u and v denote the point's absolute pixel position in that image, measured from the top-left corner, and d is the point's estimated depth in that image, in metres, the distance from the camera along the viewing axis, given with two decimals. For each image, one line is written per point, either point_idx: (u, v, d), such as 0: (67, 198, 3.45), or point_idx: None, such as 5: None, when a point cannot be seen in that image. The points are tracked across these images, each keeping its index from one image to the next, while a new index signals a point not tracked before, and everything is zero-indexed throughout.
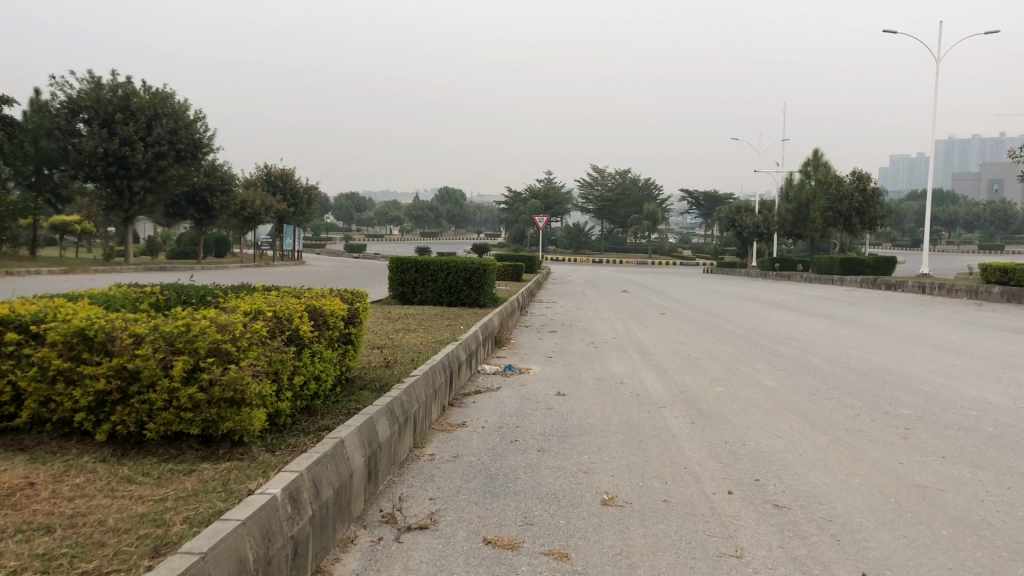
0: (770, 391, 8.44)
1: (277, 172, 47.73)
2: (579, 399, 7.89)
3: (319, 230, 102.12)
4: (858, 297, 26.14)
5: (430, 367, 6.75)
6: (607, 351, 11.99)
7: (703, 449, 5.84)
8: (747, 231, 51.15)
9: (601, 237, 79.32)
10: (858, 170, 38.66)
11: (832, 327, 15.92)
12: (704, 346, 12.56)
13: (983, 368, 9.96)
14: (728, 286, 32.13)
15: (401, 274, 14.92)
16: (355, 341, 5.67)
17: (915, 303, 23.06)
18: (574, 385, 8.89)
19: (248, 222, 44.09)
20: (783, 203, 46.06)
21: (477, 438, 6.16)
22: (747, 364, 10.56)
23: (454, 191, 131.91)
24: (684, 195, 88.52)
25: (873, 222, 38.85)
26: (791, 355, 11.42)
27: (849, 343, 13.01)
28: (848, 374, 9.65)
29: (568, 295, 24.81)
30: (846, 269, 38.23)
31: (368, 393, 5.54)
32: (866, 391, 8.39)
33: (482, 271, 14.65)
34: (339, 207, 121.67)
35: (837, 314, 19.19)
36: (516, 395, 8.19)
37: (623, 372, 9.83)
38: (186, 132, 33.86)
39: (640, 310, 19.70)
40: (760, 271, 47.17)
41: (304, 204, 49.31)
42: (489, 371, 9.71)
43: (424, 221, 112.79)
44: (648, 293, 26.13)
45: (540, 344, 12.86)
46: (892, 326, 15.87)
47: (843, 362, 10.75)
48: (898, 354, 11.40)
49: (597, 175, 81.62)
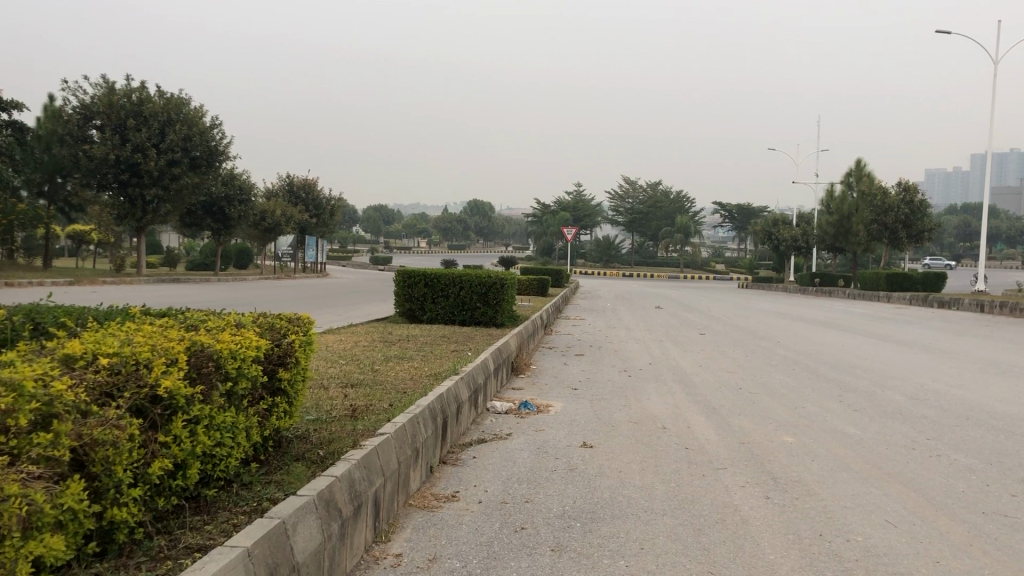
0: (856, 444, 6.60)
1: (299, 182, 46.31)
2: (611, 454, 6.11)
3: (346, 242, 100.63)
4: (913, 316, 24.07)
5: (410, 417, 5.01)
6: (644, 383, 10.17)
7: (793, 550, 4.07)
8: (784, 245, 48.97)
9: (632, 252, 77.42)
10: (905, 181, 36.51)
11: (900, 352, 13.95)
12: (758, 377, 10.67)
13: None
14: (770, 302, 30.08)
15: (409, 289, 13.23)
16: (289, 391, 3.98)
17: (978, 324, 20.97)
18: (603, 430, 7.10)
19: (268, 233, 42.72)
20: (823, 215, 43.82)
21: (469, 524, 4.43)
22: (815, 403, 8.68)
23: (483, 203, 130.22)
24: (717, 208, 86.21)
25: (921, 235, 36.60)
26: (865, 391, 9.51)
27: (929, 374, 11.07)
28: (946, 419, 7.75)
29: (598, 311, 23.03)
30: (893, 286, 35.95)
31: (304, 466, 3.82)
32: (979, 445, 6.53)
33: (499, 286, 12.89)
34: (368, 219, 120.61)
35: (896, 336, 17.22)
36: (531, 447, 6.40)
37: (664, 413, 8.02)
38: (201, 139, 32.37)
39: (677, 329, 17.82)
40: (798, 287, 45.00)
41: (327, 214, 47.87)
42: (500, 409, 7.94)
43: (451, 232, 111.31)
44: (683, 310, 24.23)
45: (564, 372, 11.07)
46: (968, 352, 13.89)
47: (930, 400, 8.83)
48: (995, 391, 9.45)
49: (628, 187, 79.55)
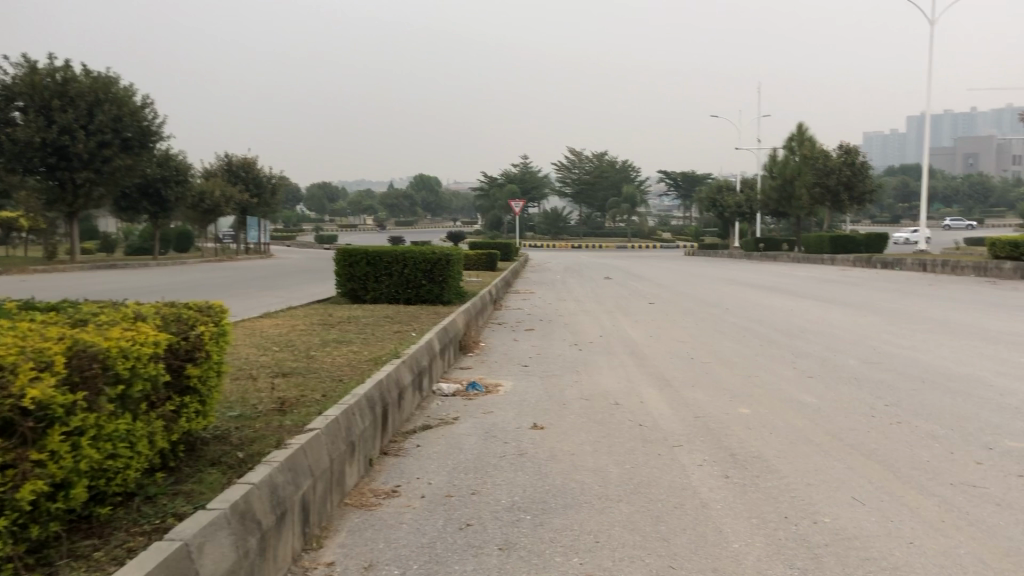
0: (814, 414, 6.38)
1: (238, 161, 45.09)
2: (563, 436, 5.79)
3: (290, 221, 98.85)
4: (858, 278, 24.25)
5: (344, 409, 4.63)
6: (594, 356, 9.89)
7: (758, 535, 3.79)
8: (729, 211, 49.21)
9: (580, 222, 77.34)
10: (846, 144, 36.79)
11: (849, 314, 13.90)
12: (710, 346, 10.47)
13: None
14: (718, 269, 30.12)
15: (350, 268, 12.74)
16: (201, 389, 3.57)
17: (922, 283, 21.17)
18: (554, 410, 6.78)
19: (208, 215, 41.54)
20: (767, 180, 44.06)
21: (410, 523, 4.07)
22: (770, 371, 8.48)
23: (428, 178, 128.94)
24: (662, 176, 86.49)
25: (863, 197, 36.97)
26: (818, 357, 9.34)
27: (880, 336, 10.98)
28: (902, 384, 7.58)
29: (547, 284, 22.73)
30: (837, 248, 36.28)
31: (219, 472, 3.42)
32: (938, 410, 6.36)
33: (445, 262, 12.48)
34: (312, 197, 118.65)
35: (843, 298, 17.24)
36: (479, 431, 6.05)
37: (616, 387, 7.73)
38: (132, 119, 31.14)
39: (627, 299, 17.62)
40: (744, 252, 45.33)
41: (268, 193, 46.72)
42: (446, 391, 7.58)
43: (398, 208, 110.06)
44: (632, 279, 24.08)
45: (513, 348, 10.74)
46: (915, 313, 13.91)
47: (884, 364, 8.69)
48: (947, 352, 9.37)
49: (574, 158, 79.29)
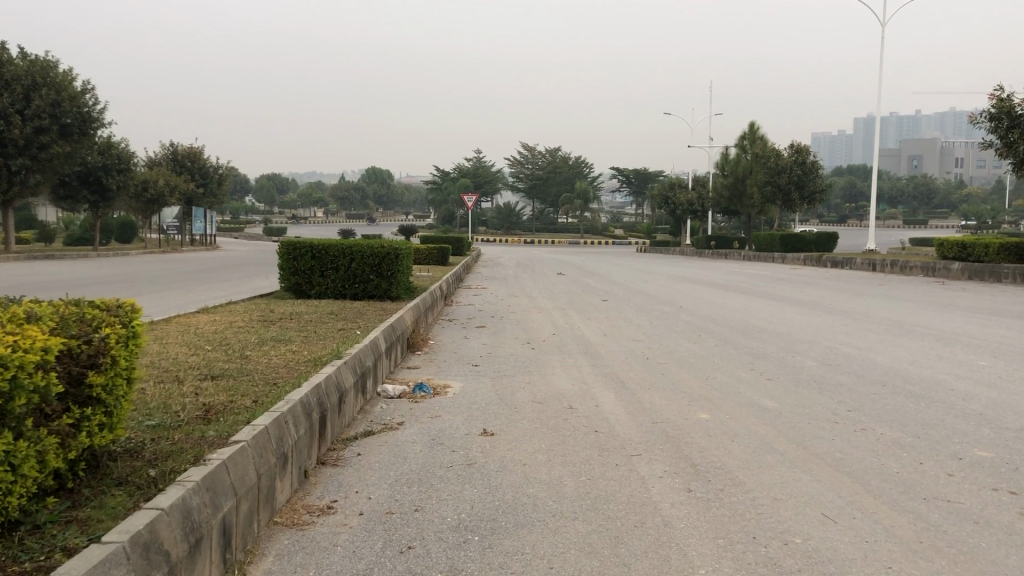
0: (775, 419, 6.12)
1: (183, 150, 43.92)
2: (514, 444, 5.45)
3: (239, 213, 97.11)
4: (808, 276, 24.35)
5: (275, 419, 4.22)
6: (548, 355, 9.57)
7: (725, 558, 3.51)
8: (681, 208, 49.40)
9: (533, 218, 77.16)
10: (797, 143, 37.06)
11: (803, 313, 13.81)
12: (665, 345, 10.23)
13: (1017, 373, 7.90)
14: (670, 266, 30.04)
15: (294, 262, 12.22)
16: (108, 398, 3.16)
17: (871, 282, 21.31)
18: (504, 414, 6.44)
19: (151, 205, 40.39)
20: (718, 177, 44.25)
21: (347, 545, 3.70)
22: (727, 373, 8.25)
23: (380, 170, 127.54)
24: (615, 172, 86.69)
25: (813, 196, 37.28)
26: (775, 358, 9.16)
27: (836, 336, 10.84)
28: (861, 387, 7.40)
29: (499, 279, 22.38)
30: (787, 246, 36.56)
31: (125, 493, 3.02)
32: (901, 416, 6.16)
33: (393, 257, 12.06)
34: (261, 189, 116.74)
35: (796, 297, 17.19)
36: (424, 438, 5.69)
37: (570, 389, 7.42)
38: (72, 104, 30.06)
39: (579, 296, 17.37)
40: (695, 249, 45.52)
41: (215, 184, 45.60)
42: (391, 392, 7.20)
43: (349, 201, 108.75)
44: (584, 275, 23.87)
45: (464, 347, 10.37)
46: (867, 312, 13.89)
47: (843, 366, 8.52)
48: (903, 353, 9.26)
49: (527, 153, 79.05)
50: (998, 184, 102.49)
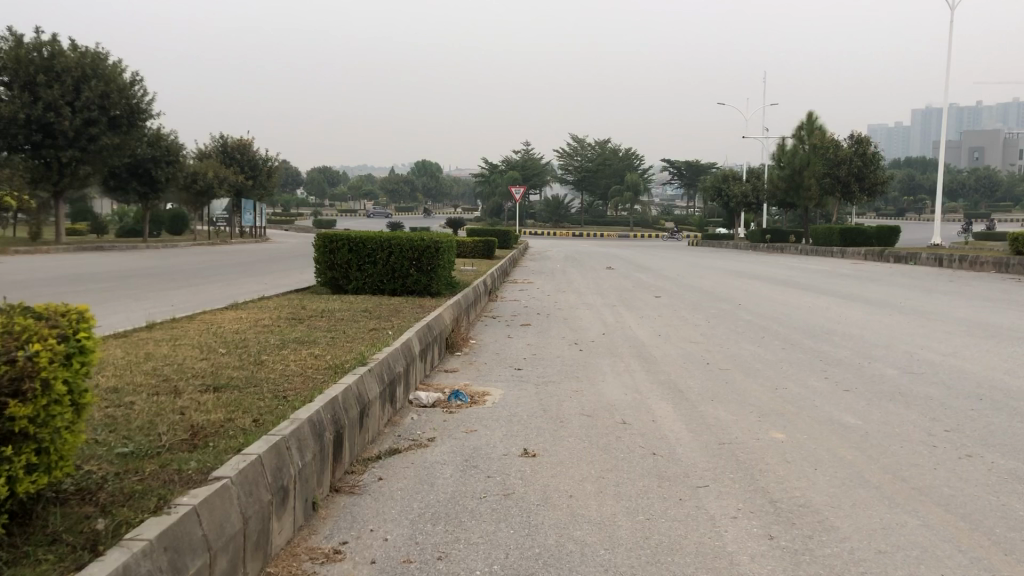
0: (862, 441, 5.29)
1: (232, 142, 43.84)
2: (560, 469, 4.72)
3: (288, 205, 97.62)
4: (872, 272, 23.15)
5: (271, 450, 3.52)
6: (597, 359, 8.81)
7: None
8: (735, 200, 48.06)
9: (582, 211, 76.11)
10: (858, 133, 35.65)
11: (873, 313, 12.81)
12: (726, 348, 9.39)
13: None
14: (724, 260, 28.96)
15: (330, 255, 11.60)
16: (40, 432, 2.48)
17: (939, 279, 20.12)
18: (548, 430, 5.70)
19: (200, 197, 40.35)
20: (774, 169, 42.82)
21: None
22: (799, 382, 7.42)
23: (428, 162, 127.23)
24: (667, 165, 85.20)
25: (874, 188, 35.79)
26: (850, 364, 8.29)
27: (914, 340, 9.88)
28: (955, 400, 6.51)
29: (546, 273, 21.60)
30: (846, 240, 35.15)
31: (53, 557, 2.34)
32: (1011, 440, 5.28)
33: (433, 250, 11.37)
34: (312, 181, 117.42)
35: (862, 295, 16.14)
36: (456, 459, 4.97)
37: (623, 400, 6.65)
38: (120, 96, 29.92)
39: (631, 292, 16.53)
40: (749, 243, 44.19)
41: (263, 176, 45.41)
42: (424, 401, 6.50)
43: (397, 193, 108.67)
44: (634, 270, 22.99)
45: (506, 348, 9.63)
46: (943, 312, 12.84)
47: (929, 375, 7.63)
48: (995, 360, 8.30)
49: (577, 145, 77.98)
50: None
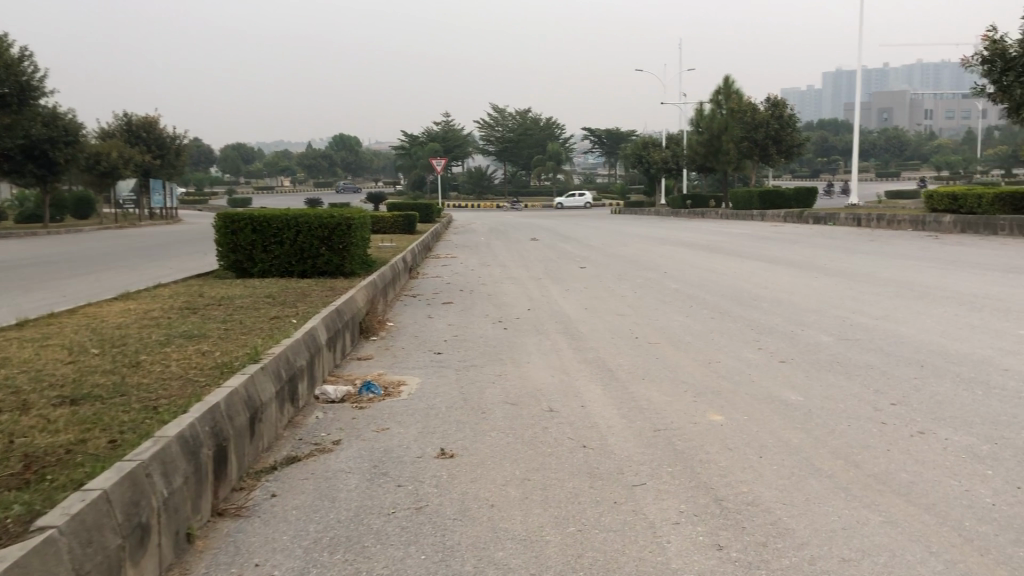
0: (806, 422, 4.88)
1: (137, 120, 41.80)
2: (481, 472, 4.19)
3: (203, 184, 94.35)
4: (792, 234, 23.19)
5: (120, 483, 2.89)
6: (521, 338, 8.31)
7: None
8: (655, 167, 48.07)
9: (505, 181, 75.51)
10: (773, 96, 35.82)
11: (800, 276, 12.60)
12: (655, 321, 8.99)
13: None
14: (647, 228, 28.76)
15: (232, 237, 10.77)
16: None
17: (859, 239, 20.22)
18: (469, 423, 5.16)
19: (104, 178, 38.34)
20: (693, 134, 42.88)
21: None
22: (733, 354, 7.03)
23: (347, 136, 124.70)
24: (587, 133, 85.08)
25: (791, 151, 36.05)
26: (784, 332, 7.95)
27: (844, 303, 9.65)
28: (896, 368, 6.19)
29: (469, 247, 21.00)
30: (766, 203, 35.38)
31: None
32: (961, 411, 4.95)
33: (344, 228, 10.67)
34: (226, 159, 113.88)
35: (786, 258, 16.02)
36: (363, 465, 4.40)
37: (550, 384, 6.16)
38: (9, 72, 27.98)
39: (555, 264, 16.09)
40: (671, 209, 44.27)
41: (173, 155, 43.45)
42: (331, 396, 5.89)
43: (317, 169, 106.10)
44: (559, 240, 22.54)
45: (425, 329, 9.04)
46: (867, 273, 12.72)
47: (865, 340, 7.34)
48: (927, 322, 8.08)
49: (497, 115, 77.19)
50: (970, 134, 102.18)
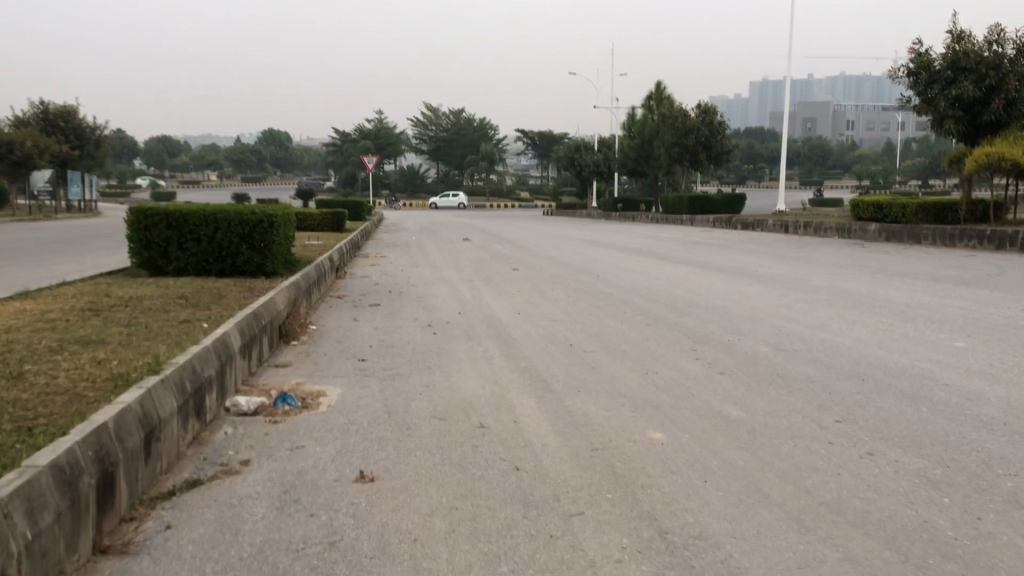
0: (751, 441, 4.61)
1: (54, 109, 40.04)
2: (403, 500, 3.80)
3: (124, 177, 91.32)
4: (723, 240, 23.29)
5: None
6: (451, 344, 7.93)
7: None
8: (588, 170, 48.15)
9: (437, 181, 74.93)
10: (705, 102, 36.13)
11: (733, 283, 12.49)
12: (589, 327, 8.70)
13: (999, 359, 6.70)
14: (579, 230, 28.65)
15: (145, 232, 10.14)
16: None
17: (788, 246, 20.38)
18: (393, 441, 4.75)
19: (18, 169, 36.54)
20: (625, 138, 43.05)
21: None
22: (671, 364, 6.77)
23: (276, 131, 122.27)
24: (520, 135, 85.04)
25: (721, 157, 36.44)
26: (721, 341, 7.74)
27: (779, 311, 9.52)
28: (837, 383, 5.99)
29: (399, 247, 20.51)
30: (696, 208, 35.65)
31: None
32: (908, 430, 4.74)
33: (266, 225, 10.14)
34: (150, 151, 110.45)
35: (718, 263, 15.97)
36: (272, 491, 3.96)
37: (481, 397, 5.78)
38: None
39: (487, 265, 15.74)
40: (602, 212, 44.37)
41: (92, 146, 41.72)
42: (243, 409, 5.41)
43: (246, 164, 103.71)
44: (490, 241, 22.21)
45: (349, 334, 8.58)
46: (800, 280, 12.70)
47: (804, 352, 7.16)
48: (863, 333, 7.97)
49: (430, 113, 76.57)
50: (889, 145, 105.43)
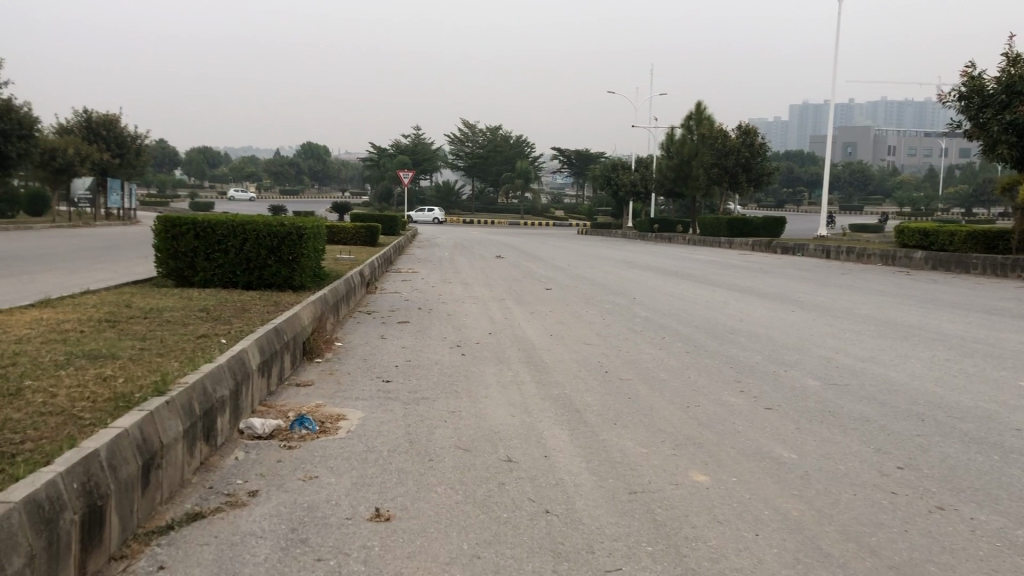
0: (805, 487, 4.20)
1: (97, 117, 40.38)
2: (421, 544, 3.43)
3: (164, 186, 92.28)
4: (761, 264, 22.73)
5: None
6: (479, 366, 7.57)
7: None
8: (624, 189, 47.68)
9: (472, 197, 74.81)
10: (745, 123, 35.57)
11: (775, 309, 12.01)
12: (625, 353, 8.29)
13: None
14: (614, 250, 28.21)
15: (173, 242, 9.92)
16: None
17: (830, 272, 19.77)
18: (413, 474, 4.40)
19: (59, 174, 36.81)
20: (662, 158, 42.56)
21: None
22: (713, 396, 6.36)
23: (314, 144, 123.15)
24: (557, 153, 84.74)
25: (761, 179, 35.79)
26: (765, 372, 7.31)
27: (825, 341, 9.04)
28: (895, 423, 5.55)
29: (431, 262, 20.23)
30: (734, 231, 35.04)
31: None
32: (980, 480, 4.30)
33: (295, 238, 9.88)
34: (190, 162, 111.63)
35: (758, 288, 15.47)
36: (279, 528, 3.62)
37: (509, 427, 5.41)
38: None
39: (519, 284, 15.38)
40: (637, 232, 43.85)
41: (133, 155, 42.03)
42: (256, 432, 5.09)
43: (283, 176, 104.52)
44: (524, 259, 21.87)
45: (374, 352, 8.26)
46: (844, 309, 12.19)
47: (855, 386, 6.71)
48: (918, 367, 7.49)
49: (467, 130, 76.59)
50: (931, 172, 103.66)
